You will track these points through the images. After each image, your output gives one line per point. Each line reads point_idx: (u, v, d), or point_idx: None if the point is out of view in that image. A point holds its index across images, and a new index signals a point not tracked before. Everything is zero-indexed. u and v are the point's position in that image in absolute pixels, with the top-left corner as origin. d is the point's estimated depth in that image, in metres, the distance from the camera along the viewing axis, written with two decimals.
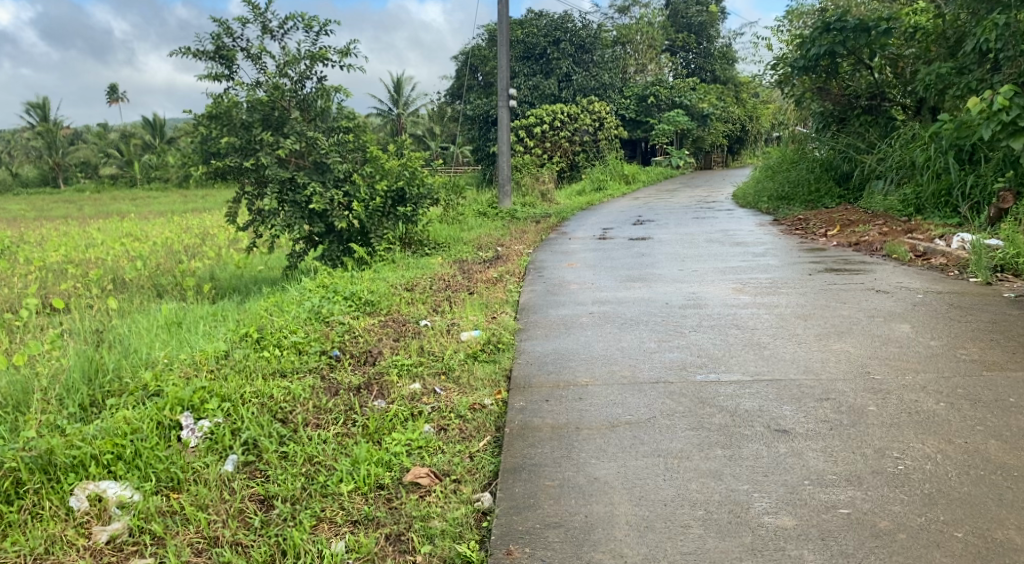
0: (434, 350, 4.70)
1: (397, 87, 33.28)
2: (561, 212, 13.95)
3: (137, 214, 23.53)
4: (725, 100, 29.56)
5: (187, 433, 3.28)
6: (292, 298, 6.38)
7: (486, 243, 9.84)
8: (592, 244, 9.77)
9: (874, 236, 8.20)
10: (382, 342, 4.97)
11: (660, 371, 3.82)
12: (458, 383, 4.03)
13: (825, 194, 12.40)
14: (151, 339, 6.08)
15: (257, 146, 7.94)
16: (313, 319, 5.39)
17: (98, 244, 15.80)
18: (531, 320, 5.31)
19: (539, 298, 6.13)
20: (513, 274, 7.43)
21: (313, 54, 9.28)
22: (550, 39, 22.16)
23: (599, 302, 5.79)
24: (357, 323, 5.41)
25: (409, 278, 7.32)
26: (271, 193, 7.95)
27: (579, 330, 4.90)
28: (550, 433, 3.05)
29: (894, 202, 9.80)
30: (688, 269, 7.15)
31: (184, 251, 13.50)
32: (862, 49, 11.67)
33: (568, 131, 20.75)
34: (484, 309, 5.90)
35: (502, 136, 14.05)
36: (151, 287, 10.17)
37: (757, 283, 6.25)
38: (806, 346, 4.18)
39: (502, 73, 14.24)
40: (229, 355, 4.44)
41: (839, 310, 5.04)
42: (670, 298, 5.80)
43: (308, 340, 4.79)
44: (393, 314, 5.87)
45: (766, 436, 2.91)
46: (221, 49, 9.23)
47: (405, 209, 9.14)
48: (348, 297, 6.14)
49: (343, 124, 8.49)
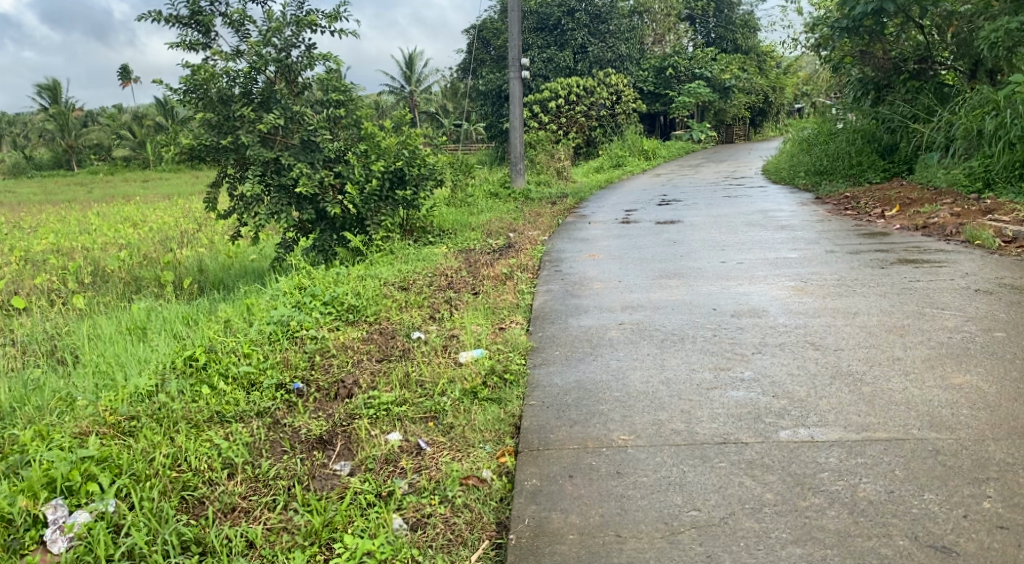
0: (425, 382, 3.65)
1: (408, 62, 32.03)
2: (580, 192, 12.81)
3: (141, 197, 22.69)
4: (748, 69, 28.08)
5: (50, 533, 2.31)
6: (262, 304, 5.32)
7: (496, 229, 8.78)
8: (615, 229, 8.67)
9: (945, 218, 7.06)
10: (360, 368, 3.93)
11: (725, 422, 2.78)
12: (451, 434, 3.00)
13: (869, 168, 11.11)
14: (101, 351, 5.10)
15: (236, 123, 6.95)
16: (279, 336, 4.37)
17: (91, 230, 14.87)
18: (547, 335, 4.24)
19: (557, 302, 5.07)
20: (525, 269, 6.37)
21: (299, 19, 8.20)
22: (564, 8, 20.90)
23: (629, 307, 4.73)
24: (334, 340, 4.38)
25: (405, 273, 6.30)
26: (253, 175, 6.93)
27: (607, 351, 3.83)
28: (578, 549, 2.09)
29: (959, 174, 8.53)
30: (732, 262, 6.04)
31: (177, 239, 12.55)
32: (911, 7, 10.31)
33: (585, 105, 19.59)
34: (491, 317, 4.84)
35: (513, 109, 12.91)
36: (130, 280, 9.21)
37: (821, 281, 5.16)
38: (917, 380, 3.10)
39: (514, 43, 13.04)
40: (158, 391, 3.44)
41: (940, 319, 3.94)
42: (718, 301, 4.73)
43: (266, 368, 3.78)
44: (382, 324, 4.82)
45: (918, 561, 1.95)
46: (196, 14, 8.18)
47: (404, 192, 7.91)
48: (327, 304, 5.08)
49: (335, 98, 7.39)
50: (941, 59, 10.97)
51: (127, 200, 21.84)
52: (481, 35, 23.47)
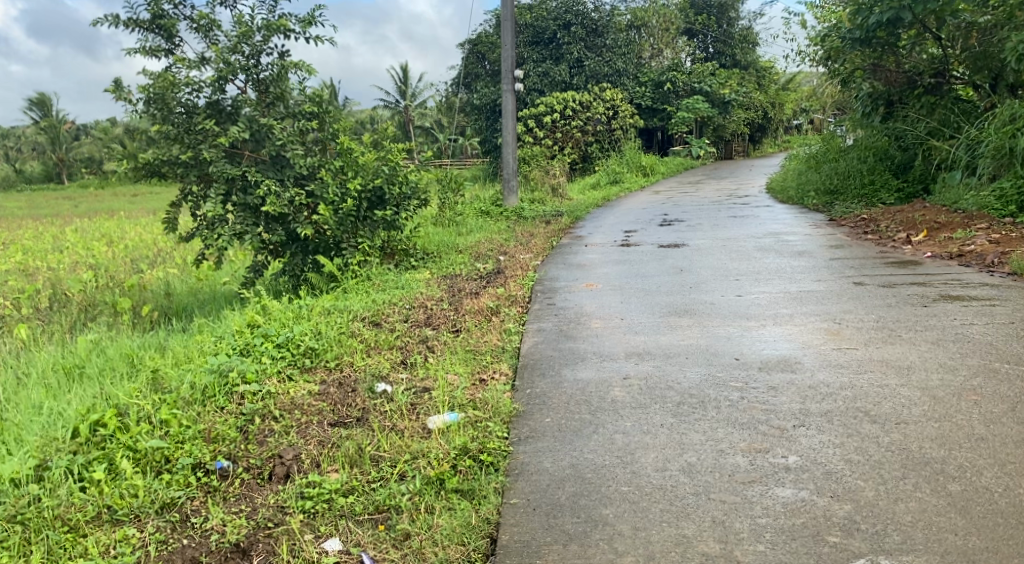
0: (382, 460, 2.91)
1: (403, 76, 31.37)
2: (576, 210, 12.11)
3: (128, 211, 22.25)
4: (747, 85, 27.45)
5: None
6: (206, 345, 4.55)
7: (485, 251, 8.04)
8: (614, 253, 7.94)
9: (983, 245, 6.37)
10: (304, 437, 3.18)
11: (773, 544, 2.15)
12: (406, 549, 2.31)
13: (881, 187, 10.46)
14: (16, 399, 4.34)
15: (199, 137, 6.24)
16: (212, 393, 3.60)
17: (64, 247, 14.08)
18: (536, 394, 3.49)
19: (549, 347, 4.31)
20: (515, 303, 5.62)
21: (271, 23, 7.50)
22: (560, 22, 20.31)
23: (635, 355, 3.99)
24: (281, 399, 3.62)
25: (378, 305, 5.54)
26: (215, 194, 6.21)
27: (611, 420, 3.08)
28: None
29: (988, 197, 7.81)
30: (750, 296, 5.31)
31: (149, 258, 11.78)
32: (927, 17, 9.58)
33: (581, 120, 18.84)
34: (471, 364, 4.09)
35: (507, 124, 12.13)
36: (87, 306, 8.44)
37: (856, 321, 4.46)
38: (1018, 474, 2.40)
39: (509, 55, 12.29)
40: (43, 474, 2.74)
41: (1020, 381, 3.21)
42: (739, 348, 4.01)
43: (185, 442, 3.04)
44: (344, 375, 4.05)
45: None
46: (158, 17, 7.46)
47: (384, 213, 7.09)
48: (281, 347, 4.32)
49: (308, 110, 6.65)
50: (957, 74, 10.20)
51: (113, 215, 21.23)
52: (476, 49, 22.84)
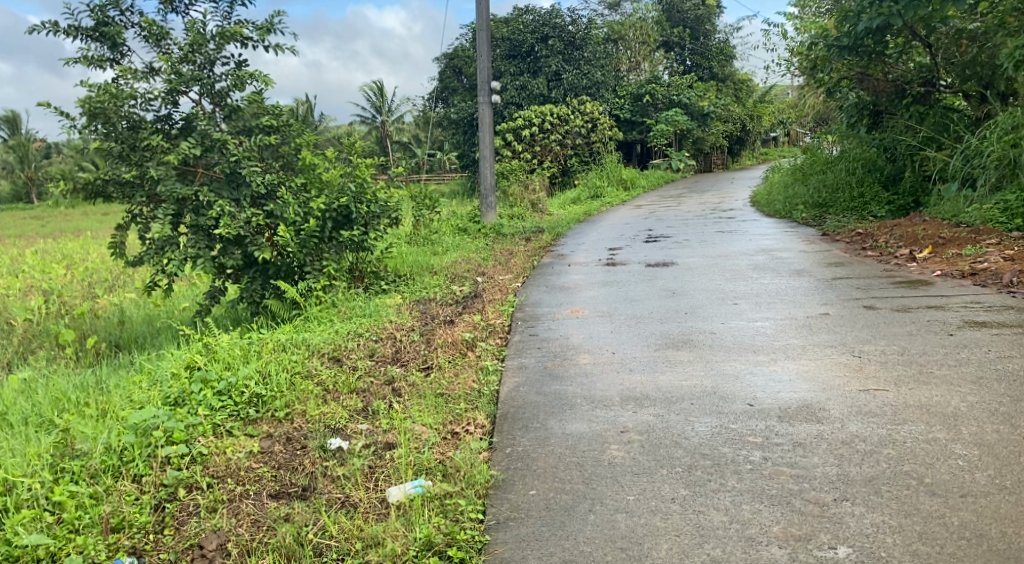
0: (325, 552, 2.36)
1: (378, 91, 30.80)
2: (557, 226, 11.58)
3: (94, 230, 21.39)
4: (725, 98, 27.03)
5: None
6: (138, 391, 3.91)
7: (461, 273, 7.47)
8: (600, 273, 7.40)
9: (998, 263, 5.90)
10: (234, 517, 2.60)
11: None
12: None
13: (872, 199, 10.04)
14: None
15: (146, 154, 5.62)
16: (130, 456, 2.97)
17: (20, 271, 13.28)
18: (518, 454, 2.93)
19: (533, 391, 3.72)
20: (495, 335, 5.04)
21: (225, 31, 6.92)
22: (537, 35, 20.04)
23: (634, 402, 3.41)
24: (212, 462, 3.02)
25: (339, 338, 4.92)
26: (162, 216, 5.55)
27: (609, 491, 2.53)
28: None
29: (991, 209, 7.37)
30: (755, 323, 4.79)
31: (105, 282, 11.05)
32: (915, 24, 9.04)
33: (560, 133, 18.29)
34: (441, 414, 3.49)
35: (484, 136, 11.54)
36: (30, 337, 7.76)
37: (879, 353, 3.94)
38: None
39: (485, 66, 11.72)
40: None
41: None
42: (751, 389, 3.48)
43: (81, 530, 2.52)
44: (294, 428, 3.43)
45: None
46: (102, 24, 6.84)
47: (351, 233, 6.45)
48: (222, 394, 3.71)
49: (265, 123, 5.98)
50: (945, 82, 9.73)
51: (79, 235, 20.36)
52: (452, 63, 22.36)
